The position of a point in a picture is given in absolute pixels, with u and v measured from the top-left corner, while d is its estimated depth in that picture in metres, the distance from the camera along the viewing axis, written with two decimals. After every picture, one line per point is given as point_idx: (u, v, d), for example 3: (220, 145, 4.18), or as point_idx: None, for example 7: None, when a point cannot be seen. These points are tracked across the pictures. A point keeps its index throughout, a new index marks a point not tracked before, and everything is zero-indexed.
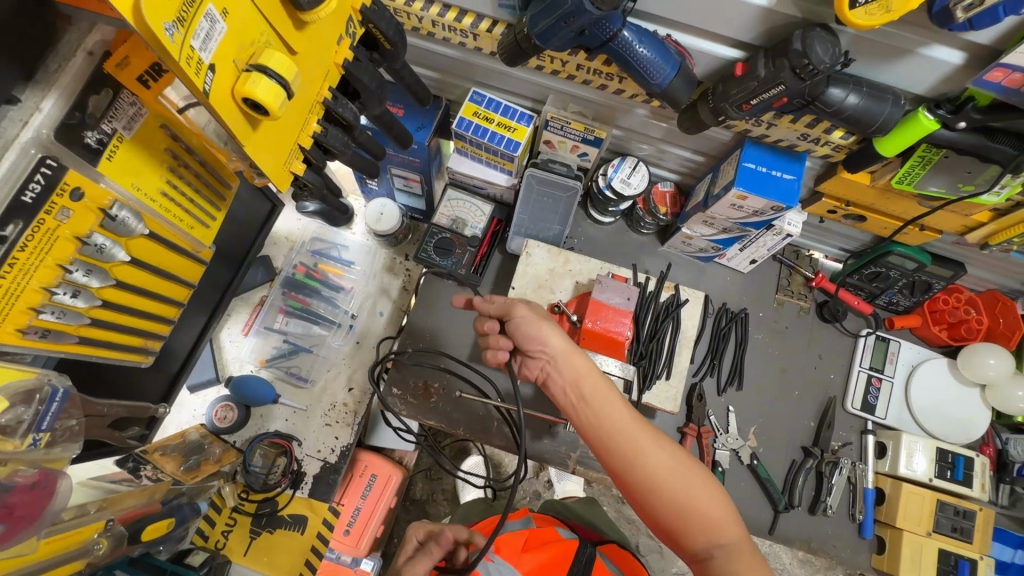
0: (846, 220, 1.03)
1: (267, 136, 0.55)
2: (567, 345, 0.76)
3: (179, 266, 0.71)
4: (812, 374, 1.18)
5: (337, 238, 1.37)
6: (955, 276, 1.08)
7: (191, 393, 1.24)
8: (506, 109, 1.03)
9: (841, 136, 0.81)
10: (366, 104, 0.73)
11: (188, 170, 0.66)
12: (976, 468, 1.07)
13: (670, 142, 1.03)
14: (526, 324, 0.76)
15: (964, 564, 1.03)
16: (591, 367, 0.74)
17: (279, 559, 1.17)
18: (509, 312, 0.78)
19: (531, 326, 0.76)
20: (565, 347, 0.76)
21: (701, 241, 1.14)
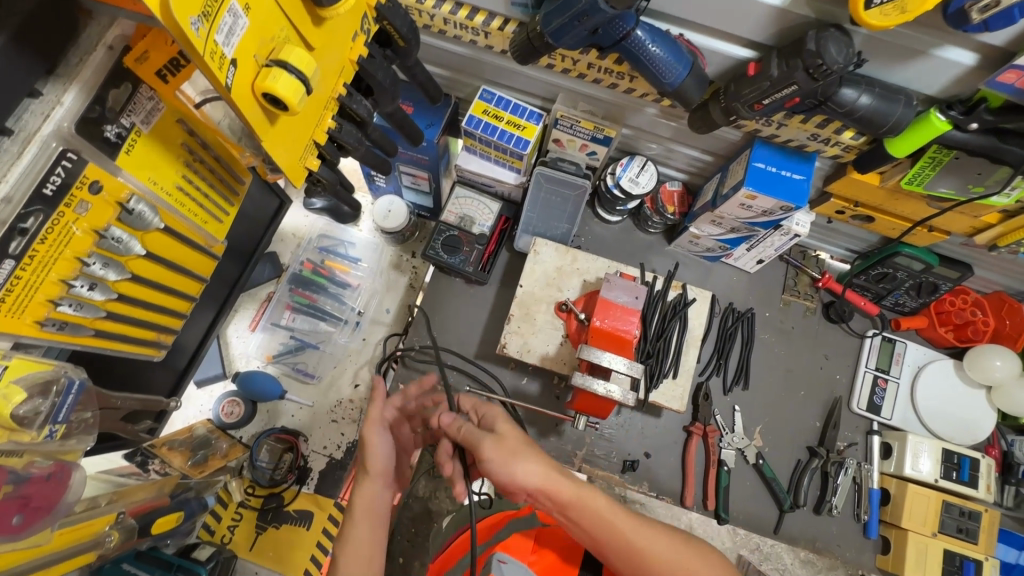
0: (853, 221, 1.04)
1: (284, 131, 0.55)
2: (548, 466, 0.66)
3: (193, 261, 0.72)
4: (818, 374, 1.18)
5: (344, 235, 1.37)
6: (962, 277, 1.08)
7: (198, 387, 1.24)
8: (515, 107, 1.03)
9: (852, 137, 0.82)
10: (379, 100, 0.73)
11: (203, 165, 0.66)
12: (982, 469, 1.07)
13: (679, 141, 1.04)
14: (498, 461, 0.66)
15: (969, 565, 1.03)
16: (577, 483, 0.66)
17: (285, 554, 1.17)
18: (476, 448, 0.69)
19: (501, 458, 0.66)
20: (542, 476, 0.66)
21: (708, 241, 1.14)
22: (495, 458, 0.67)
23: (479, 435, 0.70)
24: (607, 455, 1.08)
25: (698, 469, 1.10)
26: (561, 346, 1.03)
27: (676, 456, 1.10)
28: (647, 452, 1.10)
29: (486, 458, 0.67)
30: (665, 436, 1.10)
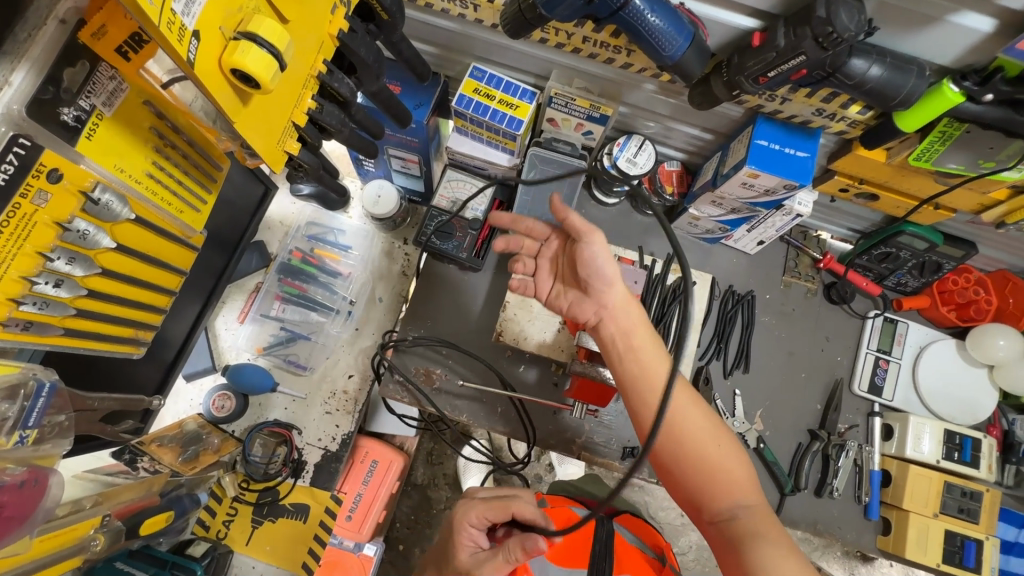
0: (858, 199, 1.01)
1: (257, 112, 0.51)
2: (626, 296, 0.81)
3: (167, 252, 0.68)
4: (819, 356, 1.16)
5: (334, 222, 1.33)
6: (966, 256, 1.06)
7: (187, 381, 1.21)
8: (508, 85, 0.99)
9: (859, 111, 0.79)
10: (362, 79, 0.69)
11: (176, 151, 0.62)
12: (984, 449, 1.06)
13: (678, 119, 1.00)
14: (598, 257, 0.78)
15: (970, 544, 1.02)
16: (642, 323, 0.80)
17: (282, 547, 1.17)
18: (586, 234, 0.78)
19: (606, 263, 0.79)
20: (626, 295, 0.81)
21: (708, 222, 1.11)
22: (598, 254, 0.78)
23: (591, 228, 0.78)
24: (607, 442, 1.05)
25: None
26: (558, 333, 1.00)
27: None
28: None
29: (596, 253, 0.78)
30: None
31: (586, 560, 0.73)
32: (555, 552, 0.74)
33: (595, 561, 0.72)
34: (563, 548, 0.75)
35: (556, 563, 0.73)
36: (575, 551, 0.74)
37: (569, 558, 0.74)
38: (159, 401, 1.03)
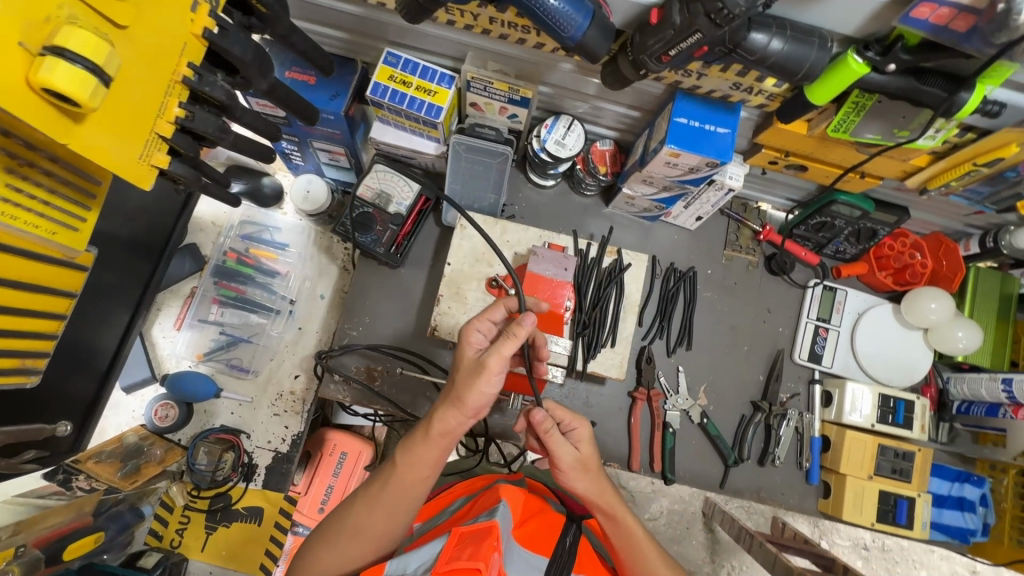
0: (788, 170, 0.99)
1: (104, 126, 0.50)
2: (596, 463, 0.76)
3: (45, 273, 0.64)
4: (760, 328, 1.17)
5: (268, 219, 1.27)
6: (899, 222, 1.05)
7: (127, 393, 1.19)
8: (425, 70, 0.94)
9: (774, 84, 0.77)
10: (241, 77, 0.64)
11: (37, 171, 0.57)
12: (916, 410, 1.09)
13: (604, 98, 0.96)
14: (575, 482, 0.74)
15: (903, 503, 1.05)
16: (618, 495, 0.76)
17: (238, 551, 1.16)
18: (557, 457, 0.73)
19: (573, 460, 0.74)
20: (598, 484, 0.75)
21: (643, 201, 1.09)
22: (559, 446, 0.73)
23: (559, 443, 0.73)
24: None
25: (644, 434, 1.10)
26: None
27: (622, 421, 1.10)
28: (593, 420, 1.09)
29: (562, 469, 0.74)
30: (610, 405, 1.10)
31: (549, 550, 0.69)
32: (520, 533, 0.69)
33: (558, 556, 0.68)
34: (528, 533, 0.70)
35: (517, 544, 0.68)
36: (539, 540, 0.70)
37: (532, 543, 0.69)
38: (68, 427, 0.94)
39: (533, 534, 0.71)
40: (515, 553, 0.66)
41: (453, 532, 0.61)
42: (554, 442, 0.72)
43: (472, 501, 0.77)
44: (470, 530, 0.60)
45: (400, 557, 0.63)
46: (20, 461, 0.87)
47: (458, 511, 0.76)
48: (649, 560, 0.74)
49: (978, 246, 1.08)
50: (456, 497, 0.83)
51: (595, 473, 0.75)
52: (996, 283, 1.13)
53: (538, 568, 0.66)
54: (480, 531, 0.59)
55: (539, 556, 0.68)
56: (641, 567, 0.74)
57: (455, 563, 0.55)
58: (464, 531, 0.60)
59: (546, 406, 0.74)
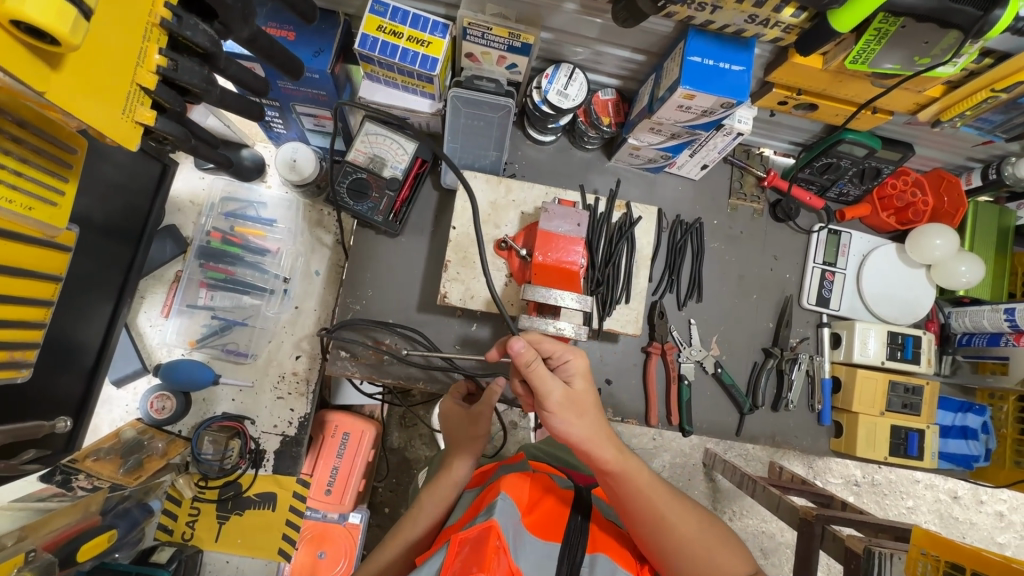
0: (797, 111, 0.97)
1: (77, 73, 0.43)
2: (593, 405, 0.72)
3: (26, 255, 0.58)
4: (769, 276, 1.16)
5: (252, 195, 1.19)
6: (904, 158, 1.05)
7: (117, 388, 1.12)
8: (415, 19, 0.88)
9: (792, 15, 0.73)
10: (228, 24, 0.57)
11: (4, 137, 0.51)
12: (924, 345, 1.11)
13: (608, 41, 0.91)
14: (565, 430, 0.69)
15: (913, 436, 1.08)
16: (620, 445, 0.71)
17: (254, 539, 1.13)
18: (544, 396, 0.69)
19: (562, 398, 0.69)
20: (595, 433, 0.70)
21: (649, 151, 1.05)
22: (549, 381, 0.69)
23: (550, 384, 0.69)
24: None
25: (659, 388, 1.10)
26: (506, 288, 0.95)
27: (637, 377, 1.09)
28: (608, 378, 1.08)
29: (551, 409, 0.69)
30: (625, 360, 1.09)
31: (560, 534, 0.69)
32: (532, 520, 0.69)
33: (569, 537, 0.69)
34: (539, 517, 0.70)
35: (531, 532, 0.67)
36: (550, 524, 0.70)
37: (545, 530, 0.68)
38: (65, 424, 0.89)
39: (544, 518, 0.70)
40: (529, 544, 0.66)
41: (453, 537, 0.61)
42: (540, 376, 0.68)
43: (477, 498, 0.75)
44: (467, 535, 0.60)
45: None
46: (20, 463, 0.80)
47: (467, 509, 0.74)
48: (658, 505, 0.70)
49: (979, 178, 1.09)
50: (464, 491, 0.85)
51: (592, 411, 0.71)
52: (995, 216, 1.14)
53: (553, 556, 0.67)
54: (478, 534, 0.60)
55: (551, 541, 0.67)
56: (650, 513, 0.70)
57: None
58: (461, 538, 0.60)
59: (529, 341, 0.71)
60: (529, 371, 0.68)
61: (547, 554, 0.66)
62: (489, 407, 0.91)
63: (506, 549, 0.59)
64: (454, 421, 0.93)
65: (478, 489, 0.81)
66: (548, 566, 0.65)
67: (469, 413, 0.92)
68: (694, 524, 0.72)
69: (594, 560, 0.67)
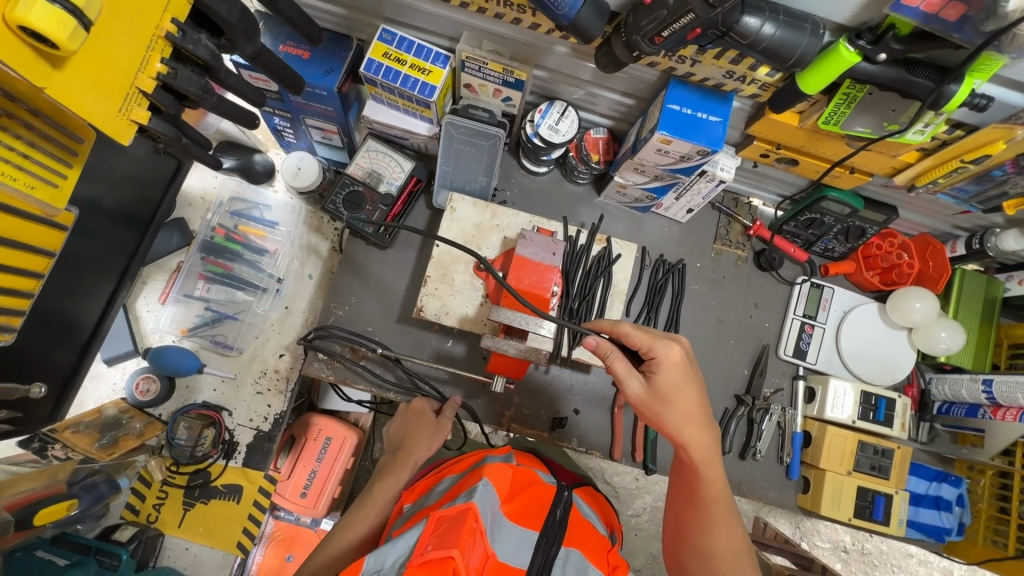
0: (779, 164, 0.99)
1: (78, 74, 0.49)
2: (690, 401, 0.75)
3: (24, 230, 0.64)
4: (747, 323, 1.17)
5: (258, 197, 1.25)
6: (887, 221, 1.06)
7: (108, 366, 1.17)
8: (419, 49, 0.94)
9: (767, 74, 0.77)
10: (233, 40, 0.63)
11: (18, 123, 0.57)
12: (897, 409, 1.10)
13: (600, 84, 0.96)
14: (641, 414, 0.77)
15: (880, 499, 1.06)
16: (704, 444, 0.76)
17: (215, 529, 1.16)
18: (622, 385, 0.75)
19: (639, 389, 0.74)
20: (679, 425, 0.75)
21: (634, 190, 1.09)
22: (625, 377, 0.74)
23: (625, 375, 0.74)
24: (536, 413, 1.08)
25: (627, 424, 1.10)
26: (480, 307, 0.98)
27: (606, 409, 1.11)
28: (575, 407, 1.10)
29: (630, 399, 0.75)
30: (595, 392, 1.10)
31: (539, 524, 0.69)
32: (512, 508, 0.69)
33: (548, 528, 0.68)
34: (519, 506, 0.70)
35: (510, 520, 0.67)
36: (530, 512, 0.70)
37: (524, 518, 0.69)
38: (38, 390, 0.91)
39: (524, 507, 0.70)
40: (507, 529, 0.66)
41: (431, 519, 0.62)
42: (619, 369, 0.74)
43: (460, 483, 0.73)
44: (447, 514, 0.62)
45: (378, 550, 0.61)
46: None
47: (446, 492, 0.73)
48: (709, 512, 0.76)
49: (964, 247, 1.09)
50: (444, 476, 0.80)
51: (671, 410, 0.74)
52: (982, 286, 1.13)
53: (529, 544, 0.66)
54: (458, 514, 0.61)
55: (530, 530, 0.67)
56: (696, 513, 0.77)
57: (426, 554, 0.57)
58: (441, 516, 0.62)
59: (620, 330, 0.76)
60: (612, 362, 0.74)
61: (524, 540, 0.66)
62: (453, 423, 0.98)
63: (484, 532, 0.61)
64: (416, 422, 0.96)
65: (461, 474, 0.77)
66: (524, 552, 0.65)
67: (434, 421, 0.97)
68: (736, 544, 0.75)
69: (569, 553, 0.66)
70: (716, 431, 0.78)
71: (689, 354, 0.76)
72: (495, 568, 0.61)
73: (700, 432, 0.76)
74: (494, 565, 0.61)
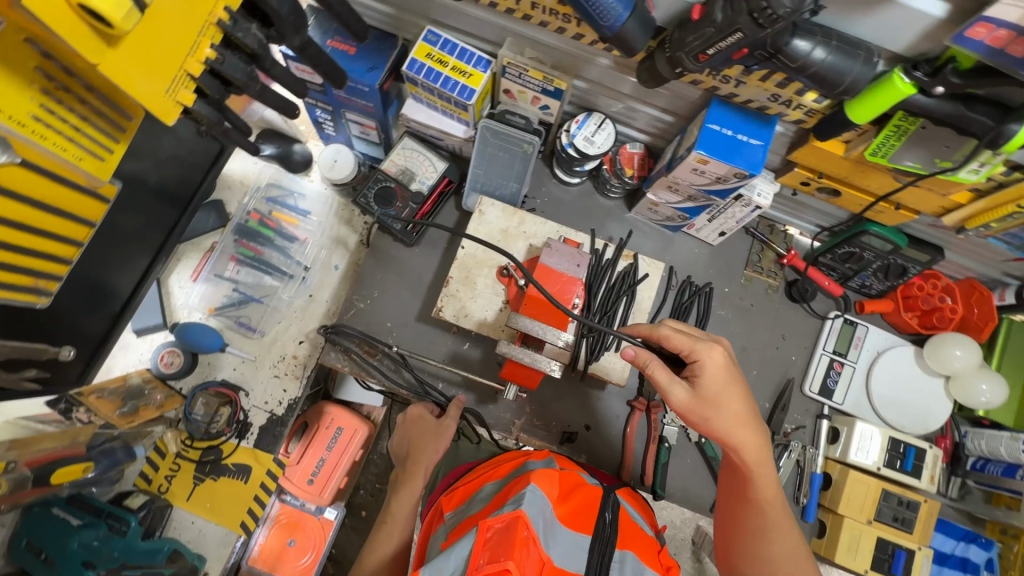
0: (819, 194, 0.96)
1: (132, 55, 0.51)
2: (739, 403, 0.75)
3: (66, 198, 0.66)
4: (773, 355, 1.13)
5: (294, 185, 1.29)
6: (932, 261, 1.01)
7: (137, 336, 1.21)
8: (463, 52, 0.95)
9: (814, 100, 0.74)
10: (282, 32, 0.65)
11: (72, 97, 0.59)
12: (927, 460, 1.04)
13: (639, 99, 0.95)
14: (688, 421, 0.76)
15: (901, 554, 1.00)
16: (756, 446, 0.76)
17: (221, 506, 1.17)
18: (666, 394, 0.74)
19: (684, 396, 0.74)
20: (731, 428, 0.75)
21: (666, 209, 1.07)
22: (668, 385, 0.74)
23: (670, 384, 0.74)
24: (546, 425, 1.07)
25: (639, 446, 1.07)
26: (499, 313, 0.98)
27: (618, 429, 1.08)
28: (586, 424, 1.08)
29: (677, 407, 0.75)
30: (608, 410, 1.08)
31: (590, 528, 0.69)
32: (563, 512, 0.68)
33: (601, 532, 0.68)
34: (571, 510, 0.69)
35: (562, 525, 0.67)
36: (581, 516, 0.70)
37: (576, 521, 0.68)
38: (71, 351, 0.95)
39: (576, 511, 0.70)
40: (559, 534, 0.65)
41: (479, 530, 0.61)
42: (663, 379, 0.73)
43: (506, 486, 0.72)
44: (494, 523, 0.61)
45: (431, 564, 0.60)
46: (20, 377, 0.87)
47: (491, 498, 0.72)
48: (766, 516, 0.78)
49: (1013, 296, 1.04)
50: (486, 480, 0.78)
51: (721, 413, 0.74)
52: None
53: (583, 548, 0.66)
54: (507, 523, 0.60)
55: (582, 534, 0.67)
56: (752, 518, 0.78)
57: (481, 569, 0.56)
58: (488, 525, 0.61)
59: (662, 335, 0.75)
60: (653, 373, 0.73)
61: (577, 545, 0.66)
62: (456, 420, 0.98)
63: (536, 540, 0.61)
64: (419, 429, 0.98)
65: (504, 481, 0.75)
66: (578, 557, 0.65)
67: (435, 425, 0.98)
68: (795, 545, 0.77)
69: (624, 556, 0.67)
70: (765, 430, 0.78)
71: (732, 355, 0.76)
72: (553, 573, 0.61)
73: (750, 433, 0.76)
74: (551, 570, 0.61)
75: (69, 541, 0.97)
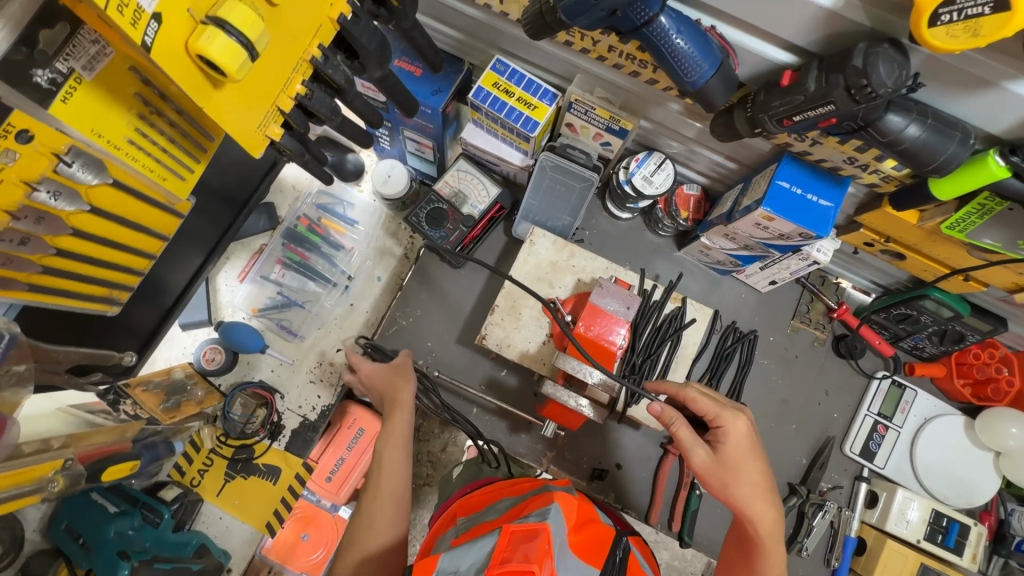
0: (883, 255, 0.94)
1: (235, 95, 0.52)
2: (760, 473, 0.74)
3: (147, 214, 0.69)
4: (814, 410, 1.11)
5: (344, 194, 1.31)
6: (993, 331, 0.98)
7: (182, 330, 1.23)
8: (529, 83, 0.94)
9: (893, 167, 0.72)
10: (365, 64, 0.65)
11: (163, 120, 0.61)
12: (971, 537, 1.00)
13: (703, 143, 0.94)
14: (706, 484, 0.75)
15: None
16: (771, 520, 0.74)
17: (249, 505, 1.19)
18: (686, 453, 0.74)
19: (704, 459, 0.73)
20: (748, 497, 0.73)
21: (719, 253, 1.06)
22: (690, 445, 0.73)
23: (692, 445, 0.73)
24: (577, 459, 1.07)
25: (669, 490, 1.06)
26: (542, 345, 0.97)
27: (650, 470, 1.07)
28: (618, 462, 1.08)
29: (695, 469, 0.74)
30: (641, 451, 1.08)
31: (601, 563, 0.63)
32: (576, 540, 0.64)
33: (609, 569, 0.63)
34: (584, 541, 0.65)
35: (573, 552, 0.62)
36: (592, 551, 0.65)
37: (587, 553, 0.63)
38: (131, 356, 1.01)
39: (587, 540, 0.65)
40: (571, 560, 0.61)
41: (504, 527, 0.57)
42: (685, 437, 0.73)
43: (524, 502, 0.68)
44: (519, 529, 0.57)
45: (454, 552, 0.58)
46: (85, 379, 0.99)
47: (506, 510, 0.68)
48: None
49: None
50: (503, 497, 0.75)
51: (741, 481, 0.73)
52: None
53: None
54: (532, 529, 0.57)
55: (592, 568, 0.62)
56: None
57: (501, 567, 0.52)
58: (514, 530, 0.57)
59: (688, 395, 0.76)
60: (677, 430, 0.74)
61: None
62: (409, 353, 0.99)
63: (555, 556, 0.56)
64: (384, 377, 0.96)
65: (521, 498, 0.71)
66: None
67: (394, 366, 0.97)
68: None
69: None
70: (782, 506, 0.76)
71: (755, 425, 0.76)
72: None
73: (767, 506, 0.74)
74: None
75: (105, 528, 0.98)
